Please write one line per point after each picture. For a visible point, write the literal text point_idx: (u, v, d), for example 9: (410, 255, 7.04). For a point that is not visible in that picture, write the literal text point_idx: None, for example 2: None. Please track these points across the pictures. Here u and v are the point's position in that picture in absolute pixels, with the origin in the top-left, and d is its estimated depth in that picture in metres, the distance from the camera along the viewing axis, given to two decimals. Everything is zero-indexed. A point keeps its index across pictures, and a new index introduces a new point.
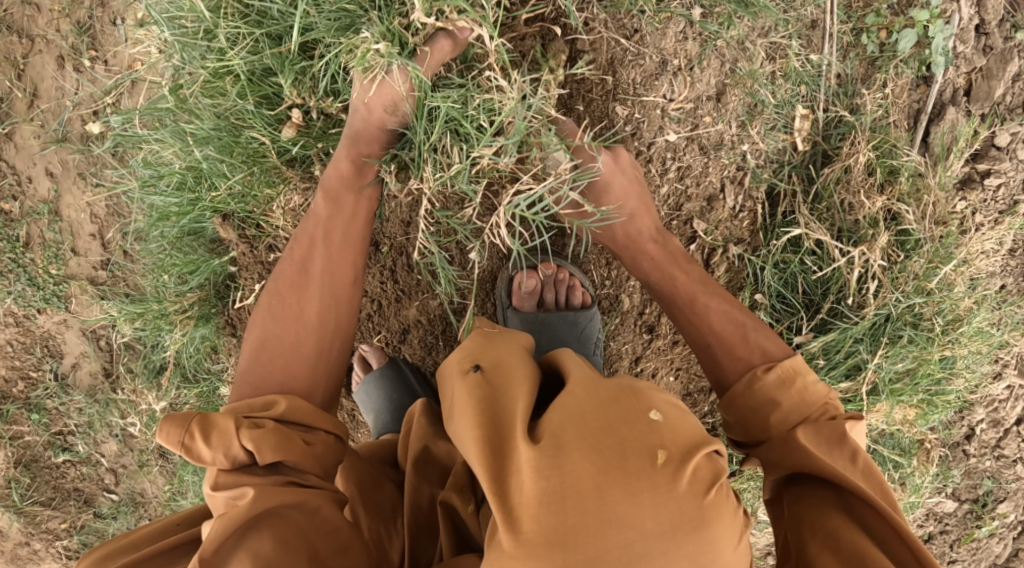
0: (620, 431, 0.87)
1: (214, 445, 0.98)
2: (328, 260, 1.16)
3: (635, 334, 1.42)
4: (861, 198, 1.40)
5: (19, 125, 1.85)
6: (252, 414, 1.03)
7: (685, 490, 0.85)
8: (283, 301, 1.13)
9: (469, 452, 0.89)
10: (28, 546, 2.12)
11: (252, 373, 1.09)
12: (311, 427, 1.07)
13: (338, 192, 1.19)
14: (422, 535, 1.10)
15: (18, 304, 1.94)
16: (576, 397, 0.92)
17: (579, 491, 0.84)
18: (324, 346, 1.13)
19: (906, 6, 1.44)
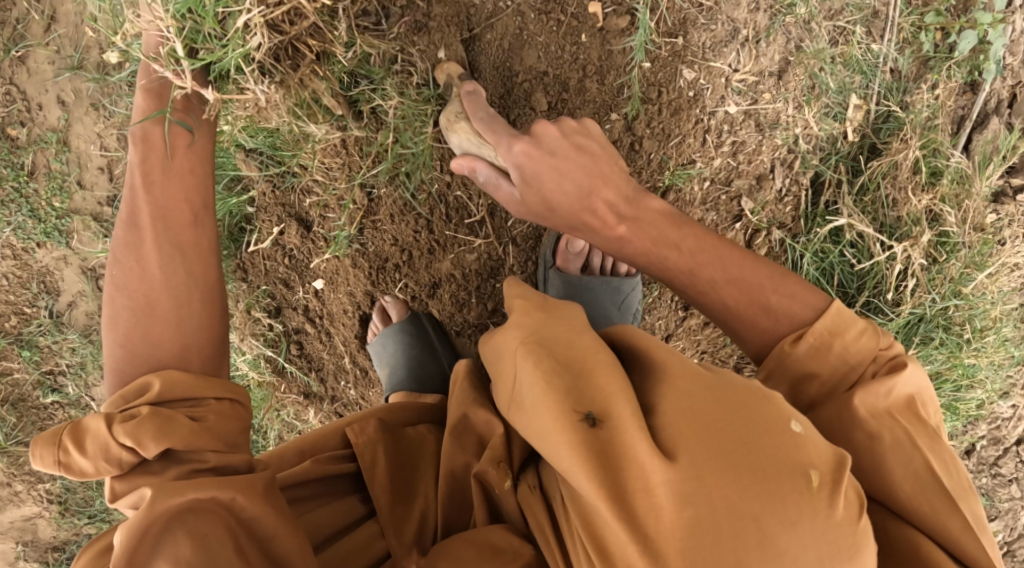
0: (763, 447, 0.79)
1: (92, 451, 0.92)
2: (154, 201, 1.03)
3: (670, 310, 1.38)
4: (907, 194, 1.38)
5: (33, 49, 1.77)
6: (127, 405, 0.95)
7: (842, 516, 0.77)
8: (120, 264, 1.02)
9: (574, 469, 0.82)
10: (9, 487, 2.04)
11: (121, 348, 1.00)
12: (197, 400, 0.97)
13: (148, 136, 1.04)
14: (453, 504, 1.07)
15: (17, 236, 1.87)
16: (688, 400, 0.83)
17: (732, 520, 0.76)
18: (166, 292, 1.01)
19: (964, 9, 1.41)
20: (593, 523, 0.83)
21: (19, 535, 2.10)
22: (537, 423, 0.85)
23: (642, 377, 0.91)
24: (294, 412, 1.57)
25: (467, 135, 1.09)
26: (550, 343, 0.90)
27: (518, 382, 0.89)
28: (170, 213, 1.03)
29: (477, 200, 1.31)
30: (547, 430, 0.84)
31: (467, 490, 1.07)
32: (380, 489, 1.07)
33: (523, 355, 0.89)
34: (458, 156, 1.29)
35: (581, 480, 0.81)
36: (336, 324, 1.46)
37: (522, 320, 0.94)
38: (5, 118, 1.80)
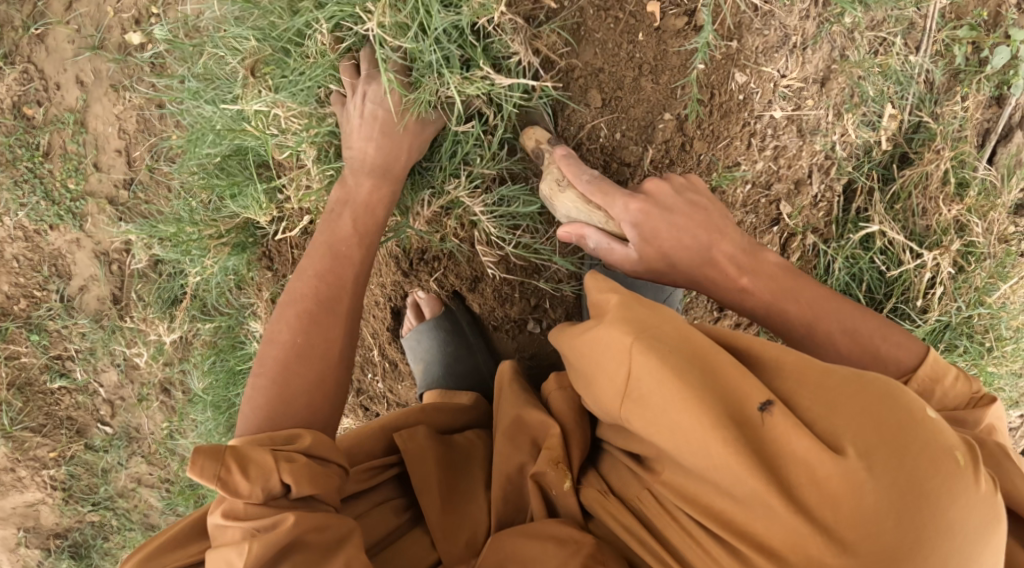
0: (921, 432, 0.78)
1: (252, 478, 0.90)
2: (311, 277, 1.10)
3: (705, 311, 1.37)
4: (938, 204, 1.42)
5: (53, 27, 1.74)
6: (280, 446, 0.96)
7: (994, 487, 0.80)
8: (311, 336, 1.06)
9: (729, 464, 0.80)
10: (12, 473, 2.01)
11: (262, 407, 1.00)
12: (334, 461, 0.99)
13: (338, 245, 1.13)
14: (506, 506, 1.06)
15: (30, 218, 1.83)
16: (827, 391, 0.82)
17: (915, 505, 0.75)
18: (313, 340, 1.06)
19: (995, 25, 1.45)
20: (749, 522, 0.81)
21: (21, 521, 2.07)
22: (677, 423, 0.82)
23: (751, 365, 0.89)
24: None
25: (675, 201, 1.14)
26: (655, 337, 0.85)
27: (635, 384, 0.85)
28: (330, 259, 1.12)
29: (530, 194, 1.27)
30: (698, 432, 0.80)
31: (520, 491, 1.07)
32: (430, 496, 1.06)
33: (638, 357, 0.84)
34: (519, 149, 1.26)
35: (741, 475, 0.79)
36: (367, 315, 1.46)
37: (612, 315, 0.88)
38: (21, 97, 1.76)
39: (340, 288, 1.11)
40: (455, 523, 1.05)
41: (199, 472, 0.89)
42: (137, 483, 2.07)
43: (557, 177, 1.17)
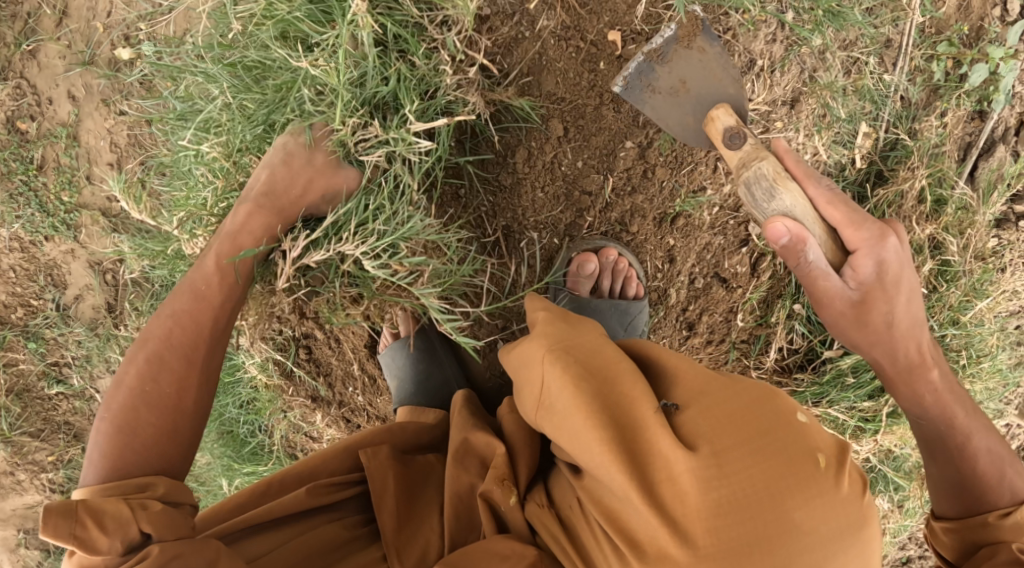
0: (774, 437, 0.86)
1: (109, 532, 0.93)
2: (172, 317, 1.11)
3: (674, 329, 1.39)
4: (912, 223, 1.43)
5: (45, 43, 1.78)
6: (134, 496, 0.98)
7: (848, 493, 0.85)
8: (158, 386, 1.06)
9: (600, 455, 0.89)
10: (12, 477, 2.06)
11: (107, 461, 1.01)
12: (185, 506, 1.02)
13: (203, 289, 1.14)
14: (461, 521, 1.09)
15: (25, 229, 1.87)
16: (704, 398, 0.91)
17: (753, 500, 0.83)
18: (158, 384, 1.07)
19: (976, 39, 1.44)
20: (626, 516, 0.89)
21: (20, 523, 2.12)
22: (566, 422, 0.92)
23: (658, 379, 0.98)
24: (302, 413, 1.61)
25: (798, 192, 1.06)
26: (572, 349, 0.97)
27: (546, 391, 0.96)
28: (194, 302, 1.12)
29: (491, 221, 1.30)
30: (579, 428, 0.90)
31: (472, 508, 1.10)
32: (384, 511, 1.10)
33: (550, 363, 0.96)
34: (480, 177, 1.28)
35: (608, 466, 0.88)
36: (346, 332, 1.50)
37: (543, 329, 1.02)
38: (15, 112, 1.80)
39: (198, 329, 1.11)
40: (408, 539, 1.08)
41: (53, 532, 0.92)
42: None
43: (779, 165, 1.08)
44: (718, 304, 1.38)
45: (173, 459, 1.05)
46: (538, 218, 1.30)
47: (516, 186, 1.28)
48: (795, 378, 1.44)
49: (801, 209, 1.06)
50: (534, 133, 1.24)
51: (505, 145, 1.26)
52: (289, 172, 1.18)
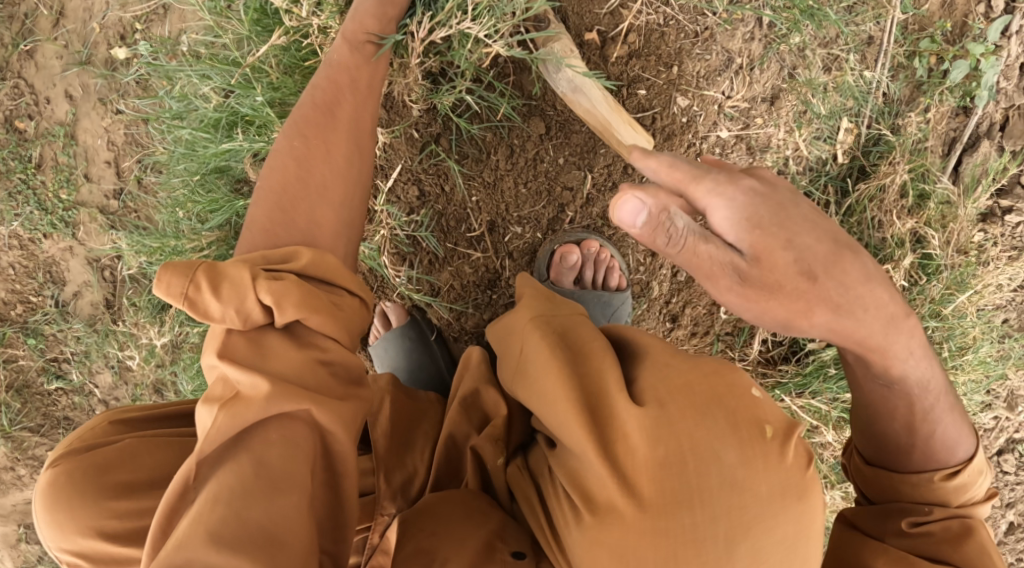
0: (727, 406, 0.88)
1: (226, 297, 0.92)
2: (297, 152, 1.04)
3: (658, 322, 1.41)
4: (893, 218, 1.45)
5: (43, 44, 1.81)
6: (271, 266, 0.96)
7: (793, 462, 0.87)
8: (308, 145, 1.04)
9: (564, 419, 0.88)
10: (12, 471, 2.10)
11: (267, 219, 1.01)
12: (335, 287, 1.01)
13: (337, 92, 1.08)
14: (448, 470, 1.13)
15: (24, 227, 1.90)
16: (667, 369, 0.90)
17: (700, 461, 0.85)
18: (295, 203, 1.02)
19: (959, 36, 1.45)
20: (581, 478, 0.88)
21: (22, 517, 2.16)
22: (536, 381, 0.91)
23: (631, 351, 0.97)
24: None
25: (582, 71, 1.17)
26: (552, 321, 0.97)
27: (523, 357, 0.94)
28: (326, 112, 1.06)
29: (477, 215, 1.31)
30: (550, 395, 0.89)
31: (460, 458, 1.13)
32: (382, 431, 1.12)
33: (530, 333, 0.95)
34: (466, 173, 1.29)
35: (569, 430, 0.87)
36: None
37: (526, 298, 1.02)
38: (13, 111, 1.84)
39: (334, 172, 1.05)
40: (399, 465, 1.13)
41: (166, 291, 0.92)
42: None
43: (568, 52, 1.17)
44: (701, 297, 1.40)
45: (331, 243, 1.03)
46: (525, 211, 1.31)
47: (500, 174, 1.29)
48: (780, 369, 1.48)
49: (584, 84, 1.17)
50: (511, 131, 1.26)
51: (490, 141, 1.27)
52: (365, 68, 1.11)
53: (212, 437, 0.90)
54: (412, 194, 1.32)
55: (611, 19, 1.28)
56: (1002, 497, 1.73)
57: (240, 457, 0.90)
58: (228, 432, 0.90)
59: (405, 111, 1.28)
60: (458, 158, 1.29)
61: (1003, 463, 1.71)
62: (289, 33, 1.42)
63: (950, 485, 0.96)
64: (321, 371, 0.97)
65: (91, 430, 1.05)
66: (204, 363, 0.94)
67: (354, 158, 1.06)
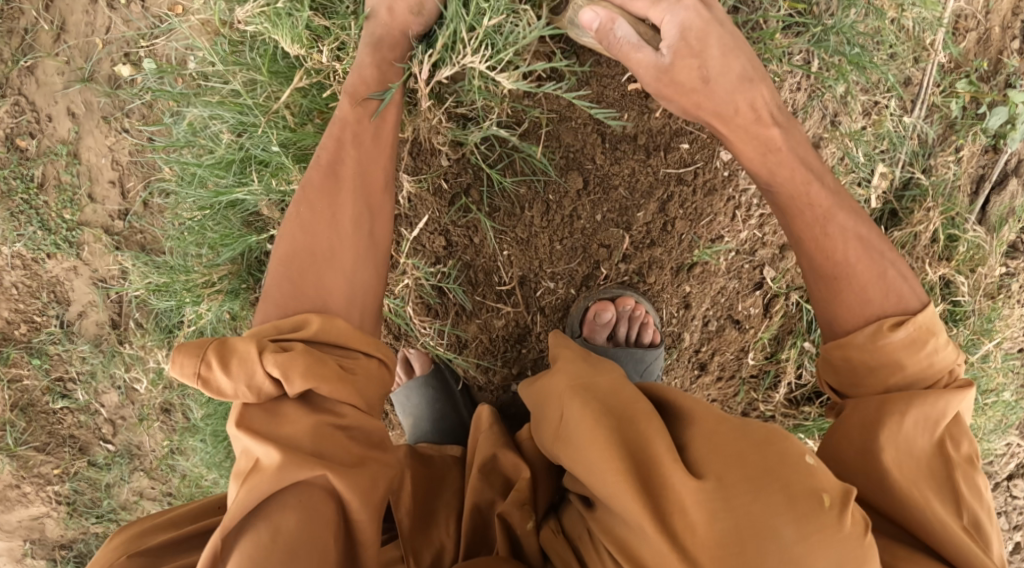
0: (781, 471, 0.88)
1: (235, 372, 0.93)
2: (304, 220, 1.05)
3: (686, 369, 1.39)
4: (925, 265, 1.43)
5: (43, 60, 1.74)
6: (282, 336, 0.97)
7: (853, 529, 0.86)
8: (312, 208, 1.06)
9: (613, 488, 0.91)
10: (17, 489, 2.07)
11: (279, 288, 1.02)
12: (347, 350, 1.00)
13: (341, 145, 1.09)
14: (476, 541, 1.12)
15: (27, 247, 1.85)
16: (713, 435, 0.93)
17: (754, 532, 0.86)
18: (304, 271, 1.03)
19: (993, 73, 1.42)
20: (636, 545, 0.91)
21: (27, 534, 2.14)
22: (576, 449, 0.95)
23: (676, 416, 1.01)
24: None
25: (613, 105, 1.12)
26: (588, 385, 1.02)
27: (563, 421, 1.00)
28: (329, 176, 1.07)
29: (507, 268, 1.28)
30: (595, 461, 0.93)
31: (487, 528, 1.13)
32: (404, 511, 1.11)
33: (569, 398, 1.01)
34: (498, 226, 1.26)
35: (621, 500, 0.90)
36: None
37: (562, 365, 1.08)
38: (14, 129, 1.77)
39: (343, 237, 1.06)
40: (423, 542, 1.11)
41: (184, 373, 0.94)
42: (139, 497, 2.11)
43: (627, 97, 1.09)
44: (729, 345, 1.37)
45: (345, 305, 1.03)
46: (560, 266, 1.28)
47: (535, 226, 1.25)
48: (802, 411, 1.46)
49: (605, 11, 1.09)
50: (534, 182, 1.23)
51: (523, 195, 1.25)
52: (366, 126, 1.11)
53: (231, 510, 0.90)
54: (439, 243, 1.29)
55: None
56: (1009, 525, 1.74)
57: (260, 525, 0.90)
58: (247, 505, 0.90)
59: (429, 161, 1.26)
60: (491, 212, 1.26)
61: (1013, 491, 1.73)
62: (310, 76, 1.39)
63: (898, 335, 0.98)
64: (337, 437, 0.96)
65: (111, 566, 1.04)
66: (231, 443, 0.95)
67: (359, 218, 1.07)
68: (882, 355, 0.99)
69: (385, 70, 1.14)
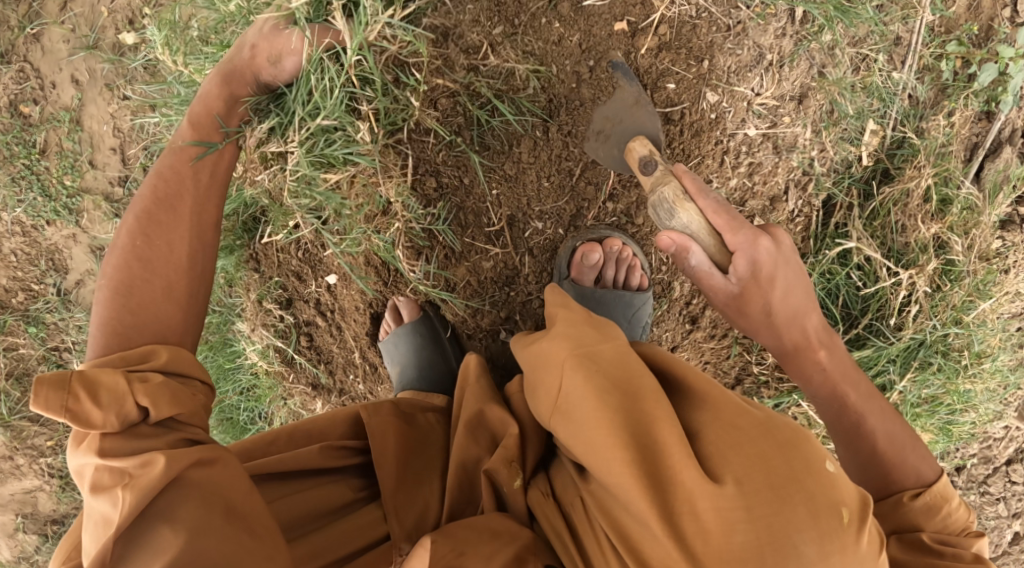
0: (803, 483, 0.82)
1: (104, 407, 0.94)
2: (140, 253, 1.08)
3: (678, 323, 1.40)
4: (916, 222, 1.42)
5: (49, 27, 1.78)
6: (135, 366, 1.00)
7: (866, 549, 0.83)
8: (149, 241, 1.08)
9: (622, 481, 0.85)
10: (11, 461, 2.06)
11: (112, 324, 1.03)
12: (192, 378, 1.04)
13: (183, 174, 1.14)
14: (463, 500, 1.07)
15: (27, 214, 1.87)
16: (734, 431, 0.86)
17: (771, 546, 0.81)
18: (141, 299, 1.06)
19: (985, 39, 1.42)
20: (638, 537, 0.87)
21: (19, 508, 2.12)
22: (584, 433, 0.88)
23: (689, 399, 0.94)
24: (301, 401, 1.62)
25: (696, 211, 1.05)
26: (596, 359, 0.93)
27: (562, 393, 0.92)
28: (168, 209, 1.11)
29: (496, 209, 1.33)
30: (605, 450, 0.86)
31: (474, 483, 1.08)
32: (387, 471, 1.09)
33: (570, 371, 0.92)
34: (487, 165, 1.30)
35: (629, 492, 0.85)
36: (348, 319, 1.49)
37: (568, 330, 0.98)
38: (18, 95, 1.80)
39: (176, 267, 1.09)
40: (407, 500, 1.07)
41: (44, 406, 0.93)
42: None
43: (678, 187, 1.09)
44: None
45: (181, 333, 1.07)
46: (548, 205, 1.32)
47: (522, 163, 1.30)
48: None
49: (698, 227, 1.05)
50: (507, 129, 1.28)
51: (511, 134, 1.29)
52: (205, 166, 1.16)
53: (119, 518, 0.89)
54: (429, 184, 1.33)
55: (641, 8, 1.25)
56: (1010, 508, 1.70)
57: (160, 527, 0.90)
58: (131, 510, 0.89)
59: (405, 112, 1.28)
60: (479, 149, 1.30)
61: (1012, 474, 1.68)
62: None
63: (916, 505, 1.02)
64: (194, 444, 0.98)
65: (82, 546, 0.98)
66: (76, 461, 0.94)
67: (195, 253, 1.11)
68: (895, 520, 1.03)
69: (233, 103, 1.21)
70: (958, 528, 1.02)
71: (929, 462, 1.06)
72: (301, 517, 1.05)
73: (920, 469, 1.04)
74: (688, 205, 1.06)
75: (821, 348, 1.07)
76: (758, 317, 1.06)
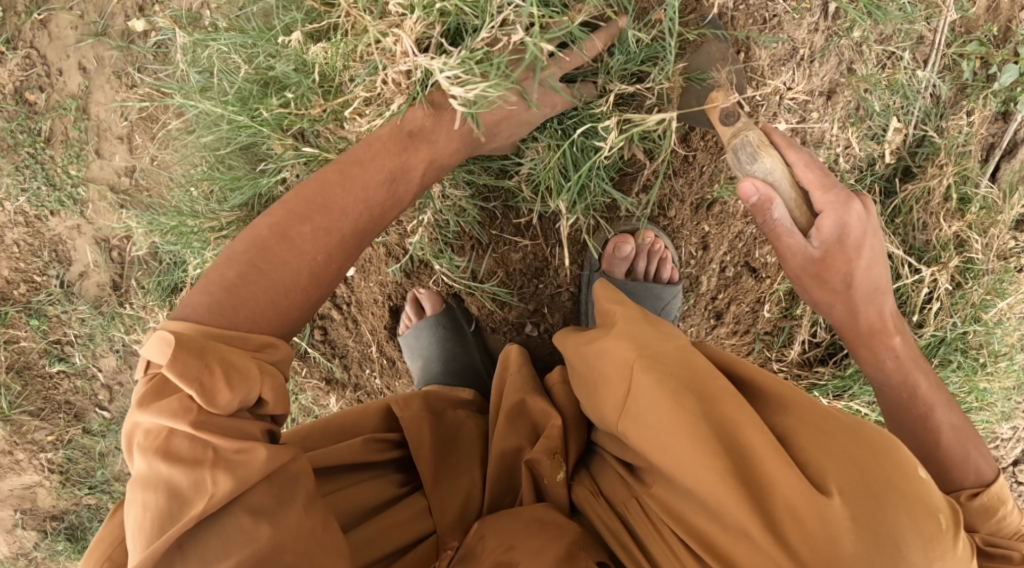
0: (903, 489, 0.82)
1: (228, 398, 0.88)
2: (257, 254, 0.95)
3: (703, 317, 1.43)
4: (938, 220, 1.43)
5: (56, 13, 1.74)
6: (246, 362, 0.90)
7: (963, 553, 0.83)
8: (270, 244, 0.96)
9: (713, 486, 0.85)
10: (10, 456, 2.03)
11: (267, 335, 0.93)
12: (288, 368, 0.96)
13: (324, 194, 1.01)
14: (502, 490, 1.10)
15: (30, 203, 1.83)
16: (823, 436, 0.86)
17: (880, 553, 0.79)
18: (243, 270, 0.94)
19: (1004, 40, 1.40)
20: (727, 545, 0.86)
21: (18, 504, 2.08)
22: (668, 437, 0.88)
23: (763, 404, 0.94)
24: (313, 397, 1.60)
25: (778, 159, 1.10)
26: (664, 360, 0.93)
27: (632, 398, 0.91)
28: (304, 212, 0.98)
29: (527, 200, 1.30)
30: (694, 455, 0.86)
31: (513, 473, 1.10)
32: (429, 462, 1.10)
33: (641, 373, 0.91)
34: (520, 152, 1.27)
35: (722, 498, 0.84)
36: (365, 313, 1.48)
37: (633, 330, 0.97)
38: (24, 82, 1.76)
39: (307, 264, 0.97)
40: (448, 491, 1.09)
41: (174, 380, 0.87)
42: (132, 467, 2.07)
43: (763, 136, 1.12)
44: (746, 294, 1.40)
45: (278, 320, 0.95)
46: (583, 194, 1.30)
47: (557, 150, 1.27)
48: (816, 371, 1.47)
49: (780, 174, 1.09)
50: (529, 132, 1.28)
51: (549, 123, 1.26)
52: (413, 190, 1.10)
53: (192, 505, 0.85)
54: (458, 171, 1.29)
55: None
56: None
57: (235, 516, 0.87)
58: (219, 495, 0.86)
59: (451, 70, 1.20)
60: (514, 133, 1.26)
61: (1017, 475, 1.68)
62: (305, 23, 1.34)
63: (973, 505, 1.04)
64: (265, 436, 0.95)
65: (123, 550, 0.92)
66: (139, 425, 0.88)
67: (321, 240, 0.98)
68: None
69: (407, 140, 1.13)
70: (1011, 532, 1.04)
71: (987, 461, 1.08)
72: (351, 514, 1.04)
73: (981, 469, 1.06)
74: (771, 151, 1.10)
75: (895, 333, 1.11)
76: (836, 286, 1.10)
